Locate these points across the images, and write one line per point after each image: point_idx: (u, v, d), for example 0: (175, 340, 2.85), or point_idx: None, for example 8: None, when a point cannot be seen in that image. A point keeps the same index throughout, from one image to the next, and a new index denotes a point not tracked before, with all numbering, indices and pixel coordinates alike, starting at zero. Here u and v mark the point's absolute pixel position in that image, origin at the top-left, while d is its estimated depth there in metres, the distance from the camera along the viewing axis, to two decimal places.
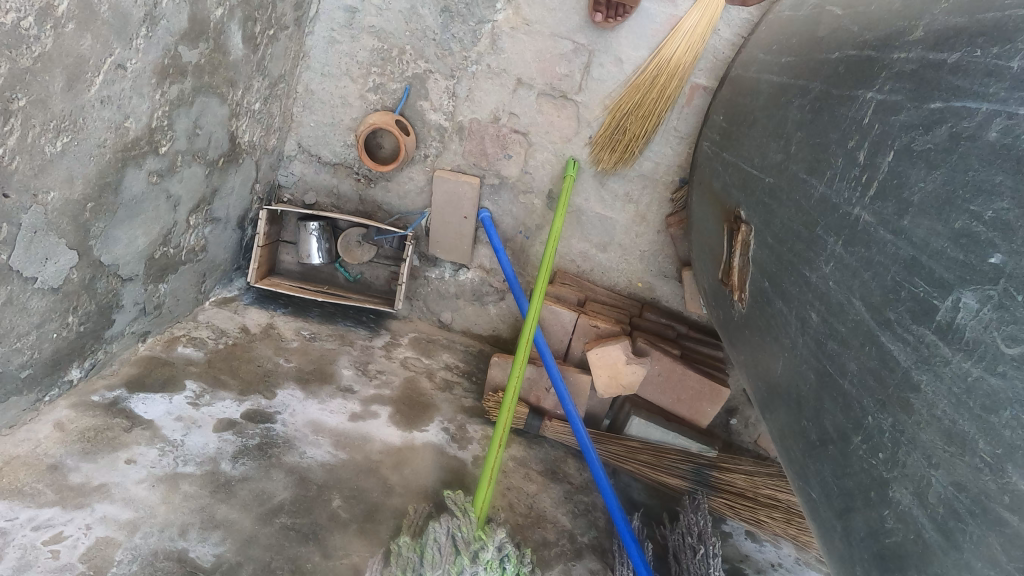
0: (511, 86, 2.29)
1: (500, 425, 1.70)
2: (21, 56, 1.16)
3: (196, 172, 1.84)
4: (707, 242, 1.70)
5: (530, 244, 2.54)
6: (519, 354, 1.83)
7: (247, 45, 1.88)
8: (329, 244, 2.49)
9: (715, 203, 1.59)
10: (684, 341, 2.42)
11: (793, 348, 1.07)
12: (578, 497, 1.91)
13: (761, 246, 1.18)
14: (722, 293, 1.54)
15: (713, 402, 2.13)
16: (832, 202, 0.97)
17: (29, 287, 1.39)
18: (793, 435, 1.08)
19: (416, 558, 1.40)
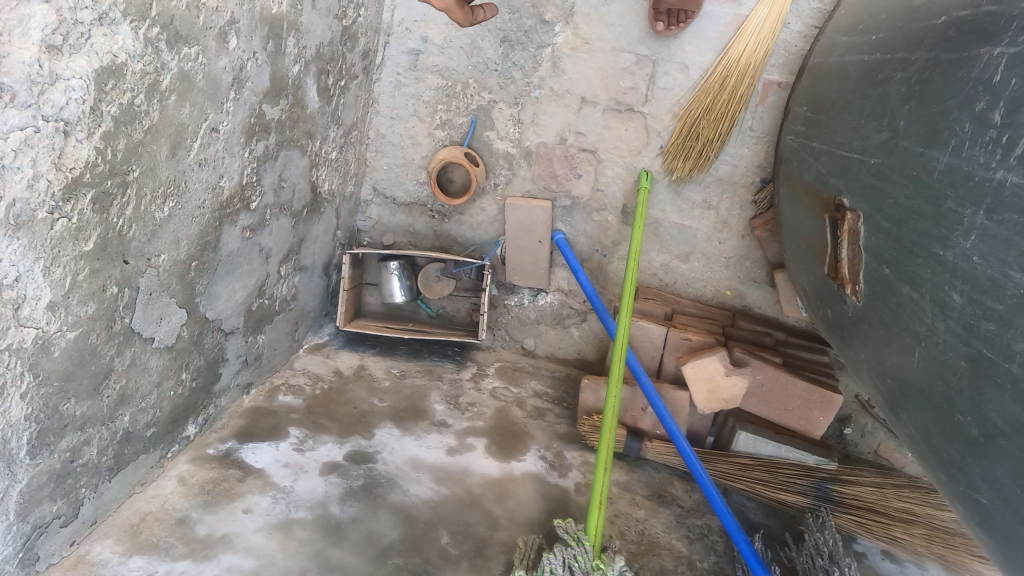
0: (575, 105, 2.29)
1: (603, 448, 1.63)
2: (134, 131, 1.23)
3: (283, 223, 1.91)
4: (803, 239, 1.61)
5: (608, 262, 2.46)
6: (614, 373, 1.75)
7: (322, 97, 1.96)
8: (410, 282, 2.51)
9: (810, 196, 1.49)
10: (784, 348, 2.27)
11: (932, 337, 0.97)
12: (691, 521, 1.83)
13: (872, 234, 1.11)
14: (829, 290, 1.42)
15: (825, 410, 2.04)
16: (963, 171, 0.90)
17: (149, 347, 1.45)
18: (944, 434, 0.98)
19: None
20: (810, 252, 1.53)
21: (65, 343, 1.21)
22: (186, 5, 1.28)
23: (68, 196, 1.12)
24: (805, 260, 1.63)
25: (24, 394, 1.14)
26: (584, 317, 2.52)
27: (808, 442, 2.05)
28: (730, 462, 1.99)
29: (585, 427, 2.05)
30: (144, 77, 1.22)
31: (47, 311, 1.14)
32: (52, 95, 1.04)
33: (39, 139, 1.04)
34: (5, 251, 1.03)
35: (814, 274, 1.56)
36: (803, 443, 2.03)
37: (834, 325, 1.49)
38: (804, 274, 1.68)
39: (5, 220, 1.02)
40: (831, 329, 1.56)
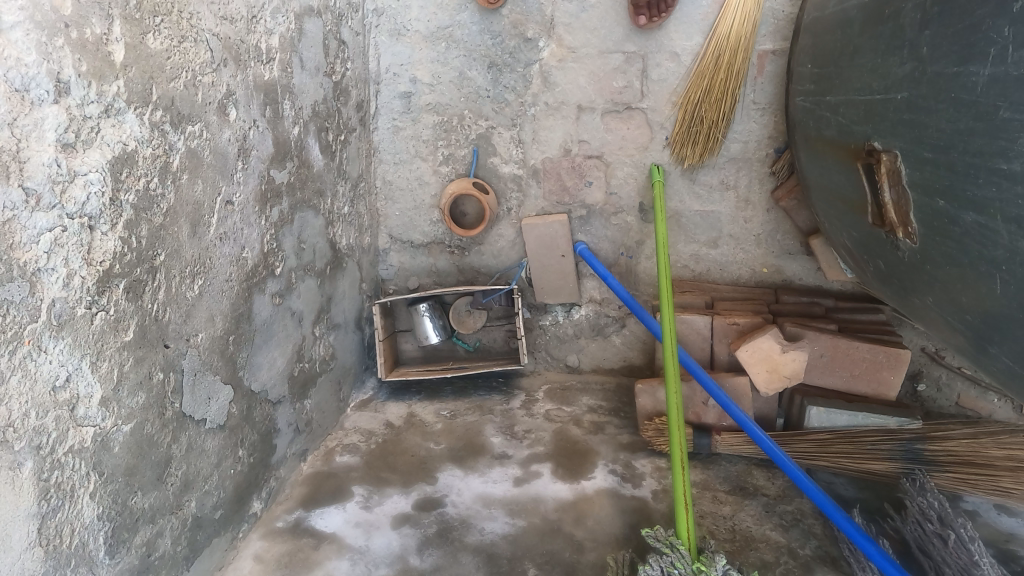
0: (574, 115, 2.28)
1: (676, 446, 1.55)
2: (155, 215, 1.24)
3: (309, 283, 1.90)
4: (836, 195, 1.57)
5: (636, 262, 2.42)
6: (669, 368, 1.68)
7: (325, 154, 1.97)
8: (442, 320, 2.47)
9: (836, 151, 1.45)
10: (835, 314, 2.23)
11: (1016, 259, 0.91)
12: (781, 508, 1.78)
13: (915, 170, 1.07)
14: (878, 240, 1.36)
15: (894, 369, 1.99)
16: (1012, 76, 0.86)
17: (202, 428, 1.44)
18: None
19: None
20: (848, 207, 1.47)
21: (122, 437, 1.20)
22: (184, 84, 1.30)
23: (102, 289, 1.12)
24: (842, 216, 1.59)
25: (93, 494, 1.13)
26: (623, 322, 2.47)
27: (883, 405, 2.00)
28: (808, 438, 1.95)
29: (649, 432, 1.99)
30: (156, 160, 1.23)
31: (100, 407, 1.13)
32: (73, 192, 1.05)
33: (68, 237, 1.04)
34: (53, 353, 1.03)
35: (856, 227, 1.51)
36: (877, 407, 1.98)
37: (891, 275, 1.42)
38: (843, 229, 1.64)
39: (48, 322, 1.02)
40: (885, 278, 1.52)
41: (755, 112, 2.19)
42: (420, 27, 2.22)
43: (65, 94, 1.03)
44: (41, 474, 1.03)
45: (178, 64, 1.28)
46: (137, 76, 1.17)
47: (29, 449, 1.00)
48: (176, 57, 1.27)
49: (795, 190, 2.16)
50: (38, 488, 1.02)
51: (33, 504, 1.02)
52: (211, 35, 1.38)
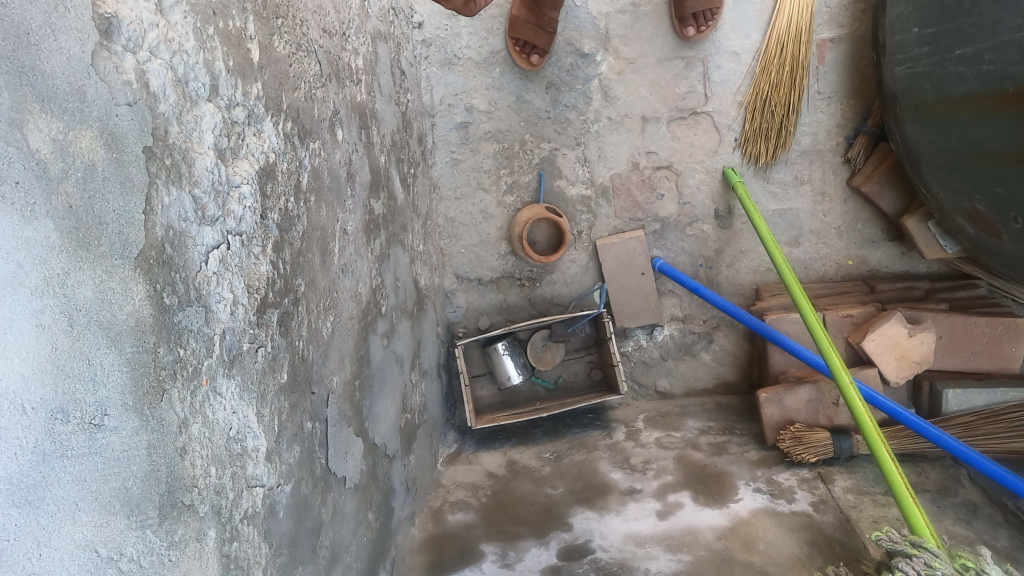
0: (639, 126, 2.20)
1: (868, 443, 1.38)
2: (294, 239, 1.09)
3: (403, 322, 1.72)
4: (972, 155, 1.48)
5: (717, 272, 2.30)
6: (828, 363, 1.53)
7: (403, 186, 1.84)
8: (522, 358, 2.29)
9: (986, 105, 1.40)
10: (937, 295, 2.14)
11: None
12: (955, 504, 1.63)
13: None
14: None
15: (1016, 340, 1.88)
16: None
17: (344, 488, 1.25)
18: None
19: None
20: (1000, 162, 1.41)
21: (285, 499, 1.00)
22: (304, 96, 1.17)
23: (261, 320, 0.95)
24: (965, 182, 1.54)
25: (265, 570, 0.93)
26: (710, 338, 2.33)
27: (1012, 378, 1.88)
28: (949, 423, 1.80)
29: (787, 442, 1.82)
30: (290, 176, 1.09)
31: (266, 462, 0.95)
32: (231, 206, 0.89)
33: (232, 257, 0.88)
34: (226, 397, 0.85)
35: (1006, 182, 1.42)
36: (1008, 381, 1.85)
37: None
38: (972, 190, 1.52)
39: (221, 358, 0.84)
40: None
41: (822, 103, 2.14)
42: (472, 53, 2.14)
43: (217, 92, 0.88)
44: (222, 546, 0.83)
45: (298, 74, 1.15)
46: (271, 80, 1.04)
47: (213, 513, 0.81)
48: (295, 66, 1.14)
49: (874, 175, 2.10)
50: (222, 565, 0.82)
51: None
52: (318, 48, 1.26)
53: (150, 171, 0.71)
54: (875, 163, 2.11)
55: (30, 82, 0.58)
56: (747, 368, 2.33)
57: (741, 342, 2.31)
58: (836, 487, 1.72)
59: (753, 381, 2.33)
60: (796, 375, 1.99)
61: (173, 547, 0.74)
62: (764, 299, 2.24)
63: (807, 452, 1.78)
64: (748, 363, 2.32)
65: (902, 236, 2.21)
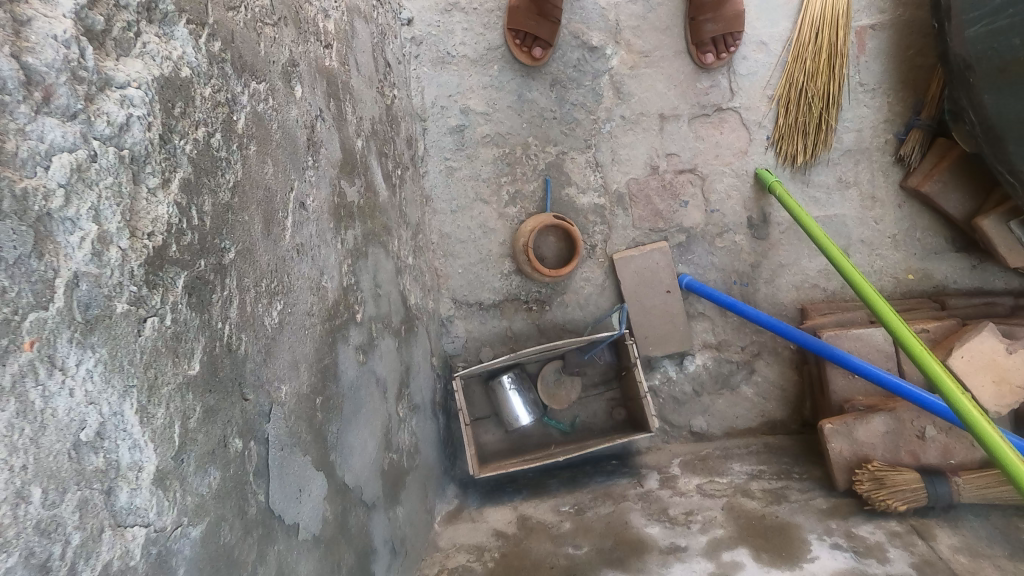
0: (656, 126, 1.96)
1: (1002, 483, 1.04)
2: (219, 189, 0.80)
3: (384, 341, 1.40)
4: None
5: (754, 290, 1.99)
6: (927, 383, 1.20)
7: (387, 184, 1.57)
8: (532, 394, 1.88)
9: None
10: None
11: None
12: None
13: None
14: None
15: None
16: None
17: (295, 541, 0.91)
18: None
19: None
20: None
21: (189, 549, 0.68)
22: (244, 21, 0.92)
23: (153, 279, 0.66)
24: None
25: None
26: (751, 367, 1.98)
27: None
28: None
29: (866, 486, 1.47)
30: (217, 108, 0.82)
31: (154, 489, 0.63)
32: (102, 105, 0.63)
33: (97, 174, 0.61)
34: (71, 377, 0.55)
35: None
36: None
37: None
38: None
39: (64, 315, 0.55)
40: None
41: (864, 95, 1.91)
42: (467, 50, 1.92)
43: None
44: None
45: None
46: None
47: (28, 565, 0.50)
48: None
49: (935, 172, 1.84)
50: None
51: None
52: None
53: None
54: (934, 161, 1.86)
55: None
56: (798, 404, 1.96)
57: (789, 372, 1.97)
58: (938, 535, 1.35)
59: (806, 419, 1.96)
60: (865, 403, 1.64)
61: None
62: (813, 318, 1.91)
63: (892, 498, 1.43)
64: (799, 397, 1.97)
65: (972, 245, 1.92)
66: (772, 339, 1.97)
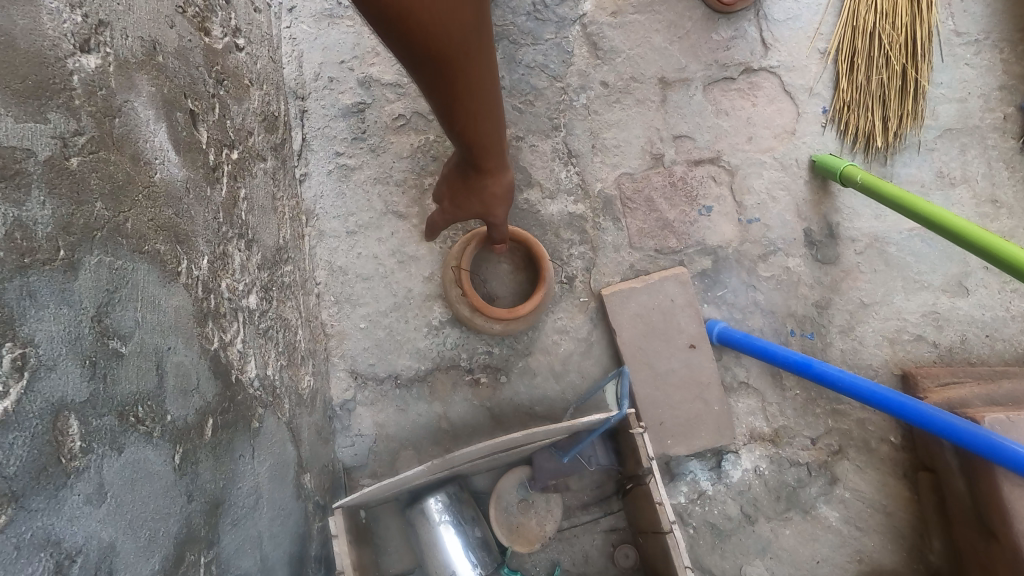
0: (656, 96, 1.32)
1: None
2: None
3: (119, 466, 0.62)
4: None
5: (827, 345, 1.27)
6: None
7: (193, 161, 0.88)
8: (480, 531, 1.11)
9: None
10: None
11: None
12: None
13: None
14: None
15: None
16: None
17: None
18: None
19: None
20: None
21: None
22: None
23: None
24: None
25: None
26: (832, 475, 1.24)
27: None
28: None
29: None
30: None
31: None
32: None
33: None
34: None
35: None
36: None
37: None
38: None
39: None
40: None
41: (963, 47, 1.33)
42: None
43: None
44: None
45: None
46: None
47: None
48: None
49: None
50: None
51: None
52: None
53: None
54: None
55: None
56: (916, 541, 1.21)
57: (897, 487, 1.24)
58: None
59: (934, 567, 1.20)
60: None
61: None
62: (934, 391, 1.19)
63: None
64: (914, 531, 1.21)
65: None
66: (860, 424, 1.25)
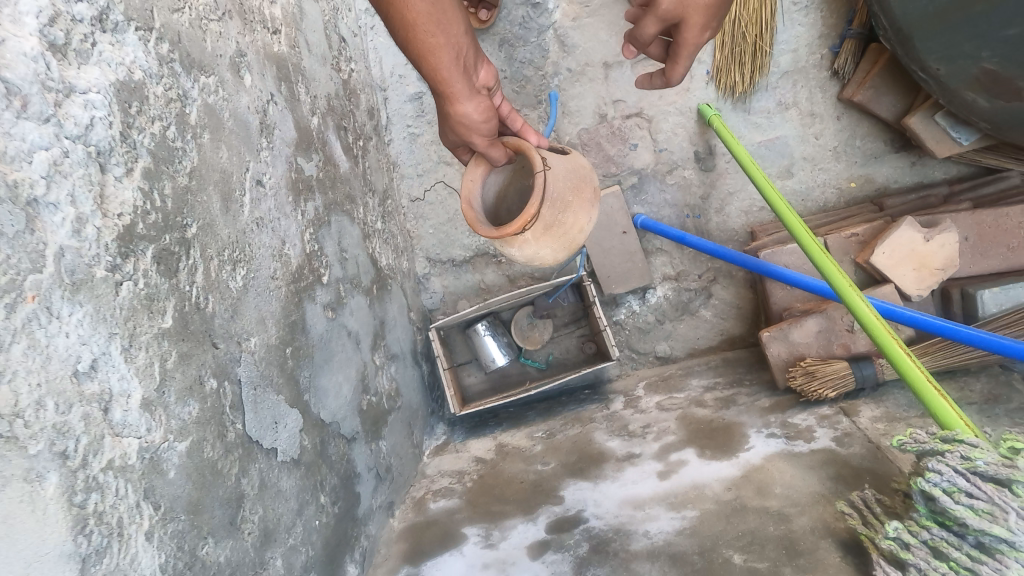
0: (601, 74, 2.08)
1: (901, 359, 1.20)
2: (177, 174, 0.98)
3: (354, 300, 1.56)
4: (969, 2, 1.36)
5: (706, 220, 2.13)
6: (902, 359, 1.20)
7: (349, 156, 1.72)
8: (507, 338, 2.04)
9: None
10: (958, 199, 1.95)
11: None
12: (1000, 404, 1.37)
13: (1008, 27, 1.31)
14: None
15: None
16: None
17: (275, 462, 1.10)
18: None
19: (947, 531, 0.92)
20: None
21: (178, 459, 0.87)
22: (189, 22, 1.07)
23: (124, 251, 0.83)
24: (981, 53, 1.41)
25: (150, 534, 0.79)
26: (709, 292, 2.13)
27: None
28: (987, 325, 1.60)
29: (799, 380, 1.65)
30: (170, 103, 0.99)
31: (143, 412, 0.82)
32: (71, 110, 0.79)
33: (71, 166, 0.77)
34: (69, 324, 0.73)
35: (1015, 19, 1.29)
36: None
37: None
38: (977, 48, 1.41)
39: (57, 277, 0.72)
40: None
41: (797, 13, 1.99)
42: None
43: None
44: (73, 496, 0.69)
45: None
46: None
47: (53, 456, 0.68)
48: None
49: (867, 79, 1.93)
50: (72, 517, 0.69)
51: (69, 541, 0.68)
52: None
53: None
54: (867, 67, 1.94)
55: None
56: (755, 319, 2.11)
57: (746, 291, 2.11)
58: (860, 418, 1.47)
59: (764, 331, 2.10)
60: (802, 309, 1.83)
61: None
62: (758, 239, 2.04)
63: (823, 387, 1.59)
64: (755, 313, 2.11)
65: (908, 145, 2.04)
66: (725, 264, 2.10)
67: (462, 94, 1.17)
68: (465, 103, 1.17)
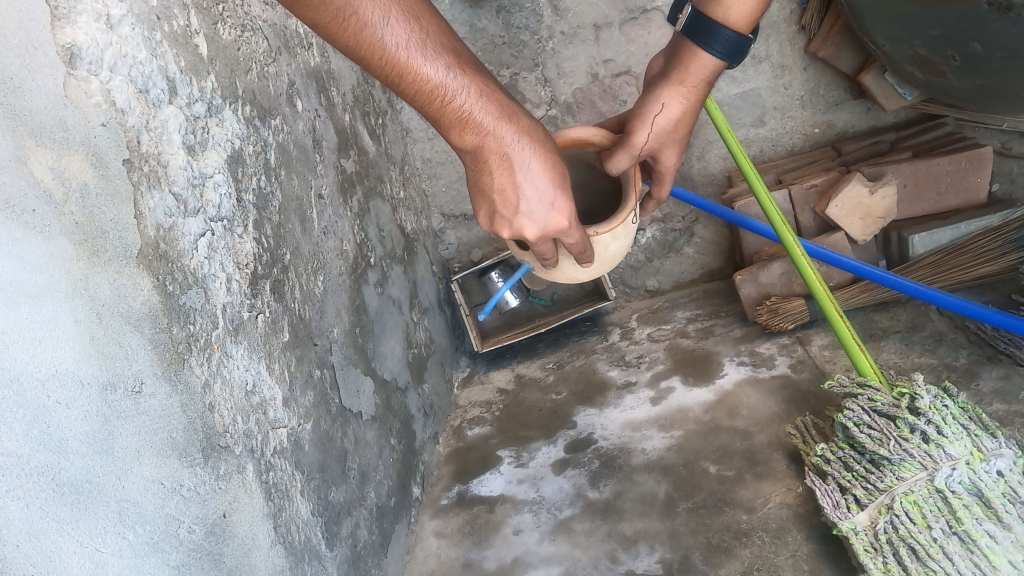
0: (592, 36, 2.24)
1: (833, 317, 1.54)
2: (272, 215, 1.23)
3: (394, 270, 1.85)
4: (905, 3, 1.54)
5: (689, 167, 2.38)
6: (833, 316, 1.54)
7: (374, 138, 1.93)
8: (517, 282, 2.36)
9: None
10: (903, 144, 2.20)
11: (962, 35, 1.48)
12: (919, 335, 1.71)
13: (934, 28, 1.52)
14: (981, 16, 1.40)
15: (980, 170, 1.97)
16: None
17: (361, 420, 1.43)
18: (995, 81, 1.54)
19: (853, 451, 1.30)
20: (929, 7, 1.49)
21: (308, 434, 1.19)
22: (258, 77, 1.27)
23: (255, 291, 1.11)
24: (914, 42, 1.62)
25: (302, 491, 1.13)
26: (691, 231, 2.41)
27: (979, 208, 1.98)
28: (915, 265, 1.91)
29: (763, 316, 1.98)
30: (258, 157, 1.22)
31: (285, 408, 1.13)
32: (209, 196, 1.03)
33: (217, 241, 1.03)
34: (238, 358, 1.02)
35: (938, 23, 1.51)
36: (972, 212, 1.95)
37: (989, 53, 1.47)
38: (911, 37, 1.61)
39: (226, 328, 1.01)
40: (976, 66, 1.53)
41: None
42: None
43: (175, 93, 0.98)
44: (261, 476, 1.02)
45: (248, 55, 1.24)
46: (223, 70, 1.13)
47: (247, 452, 1.00)
48: (244, 48, 1.23)
49: (831, 35, 2.07)
50: (264, 489, 1.02)
51: (265, 504, 1.02)
52: (262, 22, 1.33)
53: (132, 180, 0.84)
54: (830, 23, 2.07)
55: (69, 135, 0.75)
56: (730, 253, 2.42)
57: (723, 229, 2.40)
58: (811, 347, 1.83)
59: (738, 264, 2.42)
60: (768, 253, 2.18)
61: (207, 533, 0.87)
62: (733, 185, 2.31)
63: (783, 320, 1.93)
64: (731, 248, 2.41)
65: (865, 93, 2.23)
66: None
67: (520, 122, 1.13)
68: (520, 125, 1.12)
